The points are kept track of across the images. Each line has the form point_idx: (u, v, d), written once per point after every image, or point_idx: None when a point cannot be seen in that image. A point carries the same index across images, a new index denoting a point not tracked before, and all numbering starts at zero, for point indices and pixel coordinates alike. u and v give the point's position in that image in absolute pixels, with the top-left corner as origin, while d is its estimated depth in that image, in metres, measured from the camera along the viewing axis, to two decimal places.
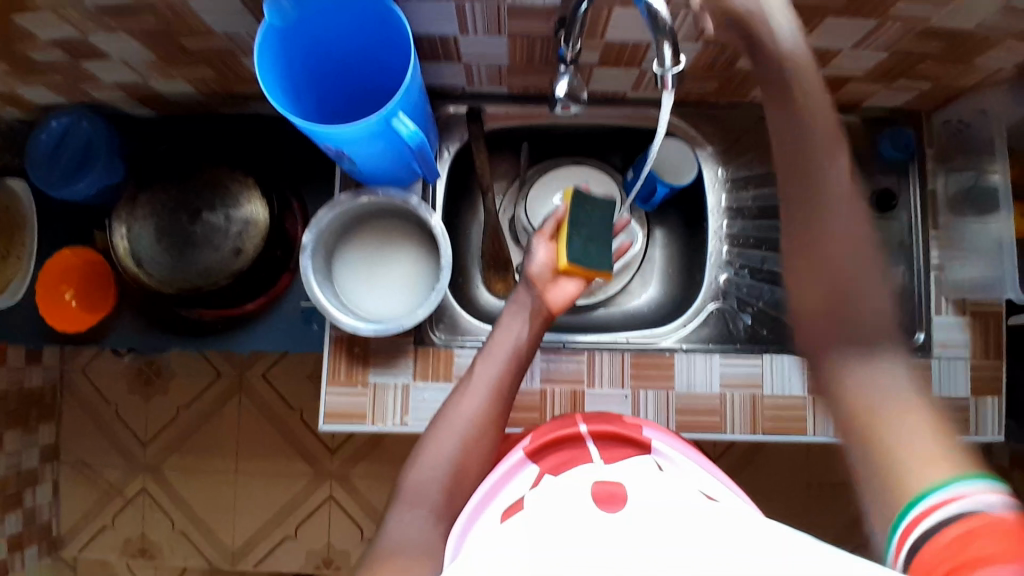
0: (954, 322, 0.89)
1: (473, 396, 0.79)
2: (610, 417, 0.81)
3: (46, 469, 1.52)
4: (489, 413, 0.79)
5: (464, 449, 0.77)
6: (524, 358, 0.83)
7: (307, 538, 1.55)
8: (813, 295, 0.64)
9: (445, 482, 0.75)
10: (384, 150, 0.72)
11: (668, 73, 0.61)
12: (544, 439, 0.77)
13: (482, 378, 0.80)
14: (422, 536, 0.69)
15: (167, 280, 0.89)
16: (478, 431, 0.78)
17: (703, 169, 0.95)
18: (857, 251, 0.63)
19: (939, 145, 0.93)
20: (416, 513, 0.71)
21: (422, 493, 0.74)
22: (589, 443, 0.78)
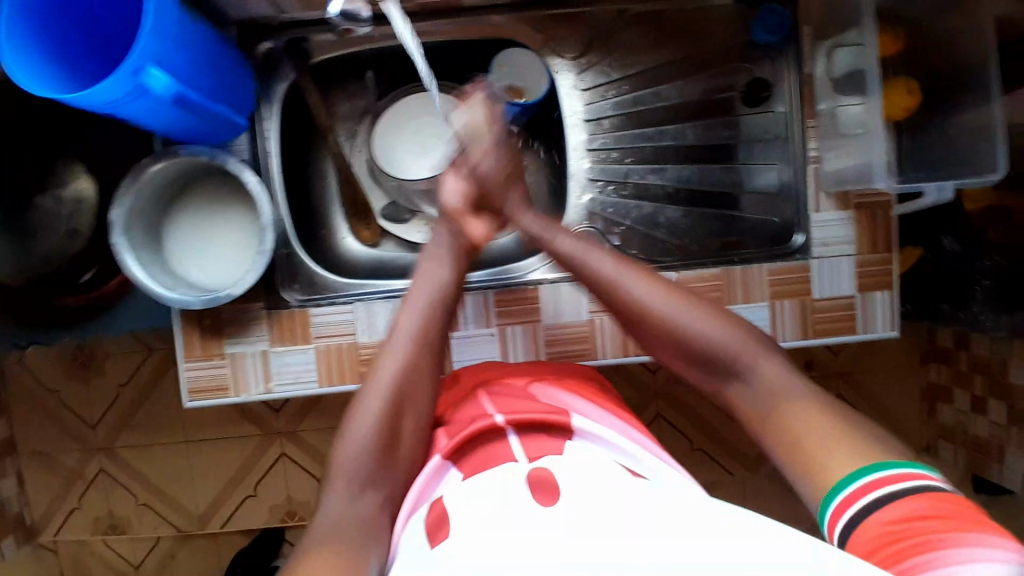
0: (835, 219, 0.83)
1: (396, 353, 0.70)
2: (514, 391, 0.71)
3: (6, 463, 1.46)
4: (421, 367, 0.70)
5: (396, 408, 0.66)
6: (431, 340, 0.72)
7: (267, 494, 1.47)
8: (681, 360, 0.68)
9: (375, 453, 0.64)
10: (167, 107, 0.65)
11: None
12: (459, 438, 0.63)
13: (409, 327, 0.72)
14: (349, 537, 0.57)
15: (11, 271, 0.86)
16: (409, 387, 0.68)
17: (557, 79, 0.88)
18: (682, 312, 0.67)
19: (814, 22, 0.83)
20: (335, 508, 0.61)
21: (342, 479, 0.63)
22: (509, 435, 0.62)
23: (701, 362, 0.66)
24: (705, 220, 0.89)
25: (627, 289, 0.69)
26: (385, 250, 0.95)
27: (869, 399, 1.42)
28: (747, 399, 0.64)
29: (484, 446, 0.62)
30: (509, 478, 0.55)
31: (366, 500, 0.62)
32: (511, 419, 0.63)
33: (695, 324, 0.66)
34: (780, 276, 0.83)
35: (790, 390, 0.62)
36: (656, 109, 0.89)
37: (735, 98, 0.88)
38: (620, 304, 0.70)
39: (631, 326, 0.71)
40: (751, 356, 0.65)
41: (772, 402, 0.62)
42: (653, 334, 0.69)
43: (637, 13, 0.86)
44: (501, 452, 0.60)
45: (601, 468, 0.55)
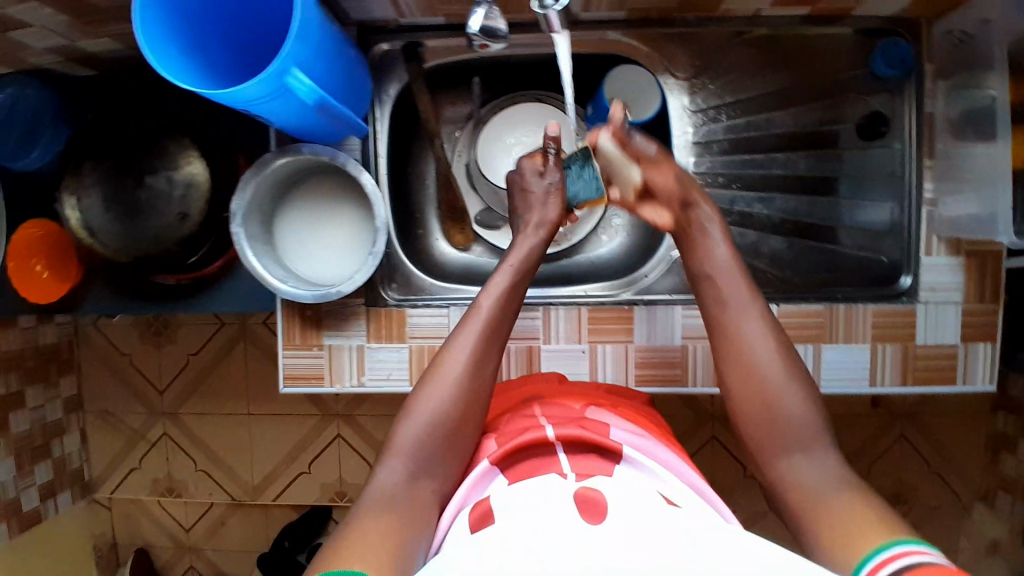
0: (946, 263, 0.81)
1: (470, 335, 0.69)
2: (572, 413, 0.68)
3: (72, 419, 1.50)
4: (490, 356, 0.70)
5: (461, 399, 0.66)
6: (502, 326, 0.72)
7: (322, 472, 1.50)
8: (755, 428, 0.64)
9: (443, 433, 0.65)
10: (310, 110, 0.68)
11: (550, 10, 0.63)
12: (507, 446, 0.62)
13: (483, 313, 0.71)
14: (403, 511, 0.60)
15: (120, 248, 0.90)
16: (477, 377, 0.68)
17: (667, 100, 0.87)
18: (777, 369, 0.64)
19: (936, 62, 0.80)
20: (394, 481, 0.63)
21: (403, 456, 0.64)
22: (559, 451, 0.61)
23: (768, 432, 0.64)
24: (807, 253, 0.88)
25: (725, 315, 0.68)
26: (476, 255, 0.95)
27: (932, 439, 1.38)
28: (806, 472, 0.61)
29: (534, 461, 0.60)
30: (553, 491, 0.54)
31: (424, 481, 0.63)
32: (562, 434, 0.62)
33: (778, 380, 0.64)
34: (883, 318, 0.81)
35: (845, 487, 0.59)
36: (769, 136, 0.89)
37: (845, 129, 0.88)
38: (722, 327, 0.68)
39: (718, 350, 0.68)
40: (816, 438, 0.63)
41: (830, 493, 0.58)
42: (739, 370, 0.66)
43: (753, 37, 0.84)
44: (550, 464, 0.59)
45: (641, 494, 0.55)
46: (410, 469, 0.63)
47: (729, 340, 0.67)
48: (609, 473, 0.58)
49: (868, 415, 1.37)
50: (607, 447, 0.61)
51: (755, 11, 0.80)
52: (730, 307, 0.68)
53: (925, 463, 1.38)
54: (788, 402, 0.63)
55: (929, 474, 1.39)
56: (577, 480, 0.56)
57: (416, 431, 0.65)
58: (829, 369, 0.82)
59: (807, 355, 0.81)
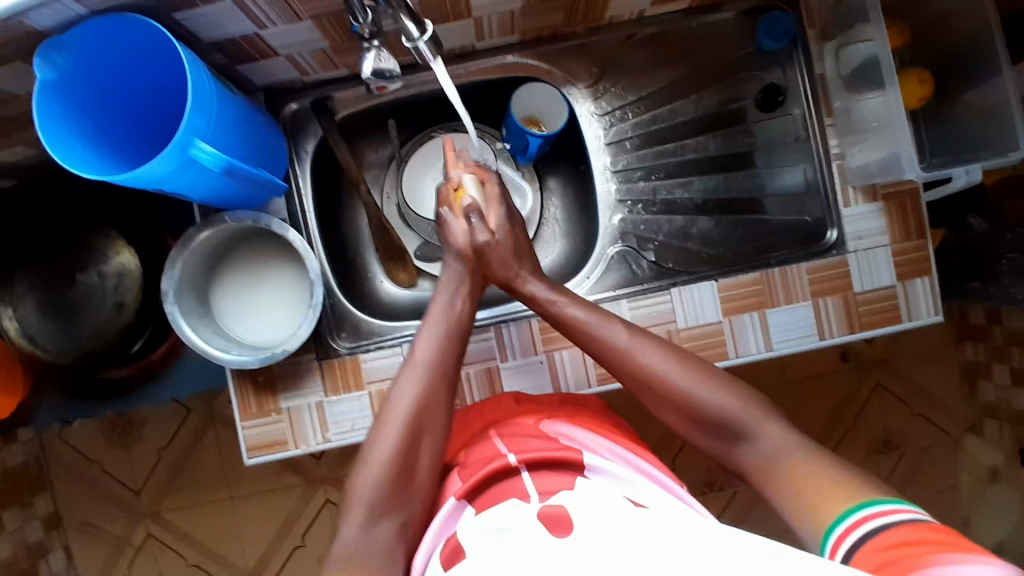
0: (866, 211, 0.84)
1: (411, 379, 0.70)
2: (525, 428, 0.69)
3: (53, 538, 1.44)
4: (438, 394, 0.70)
5: (411, 437, 0.66)
6: (447, 369, 0.73)
7: (317, 543, 1.46)
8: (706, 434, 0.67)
9: (393, 476, 0.63)
10: (222, 178, 0.68)
11: (420, 41, 0.63)
12: (472, 479, 0.61)
13: (425, 356, 0.72)
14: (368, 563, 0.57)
15: (61, 350, 0.87)
16: (424, 416, 0.68)
17: (575, 106, 0.90)
18: (709, 395, 0.66)
19: (819, 24, 0.83)
20: (354, 532, 0.60)
21: (360, 506, 0.62)
22: (524, 475, 0.60)
23: (715, 430, 0.66)
24: (734, 229, 0.90)
25: (633, 357, 0.70)
26: (423, 289, 0.96)
27: (907, 382, 1.40)
28: (760, 458, 0.63)
29: (498, 488, 0.60)
30: (518, 516, 0.55)
31: (384, 528, 0.61)
32: (525, 458, 0.61)
33: (714, 398, 0.66)
34: (819, 274, 0.83)
35: (799, 450, 0.61)
36: (678, 125, 0.91)
37: (748, 106, 0.91)
38: (626, 369, 0.71)
39: (630, 385, 0.72)
40: (754, 419, 0.65)
41: (782, 464, 0.61)
42: (660, 402, 0.69)
43: (646, 35, 0.87)
44: (515, 488, 0.59)
45: (610, 501, 0.55)
46: (366, 517, 0.61)
47: (654, 387, 0.69)
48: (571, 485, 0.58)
49: (840, 372, 1.40)
50: (567, 459, 0.61)
51: (639, 13, 0.83)
52: (643, 352, 0.70)
53: (905, 409, 1.40)
54: (712, 405, 0.66)
55: (911, 420, 1.41)
56: (539, 502, 0.56)
57: (372, 478, 0.63)
58: (777, 334, 0.83)
59: (755, 323, 0.83)
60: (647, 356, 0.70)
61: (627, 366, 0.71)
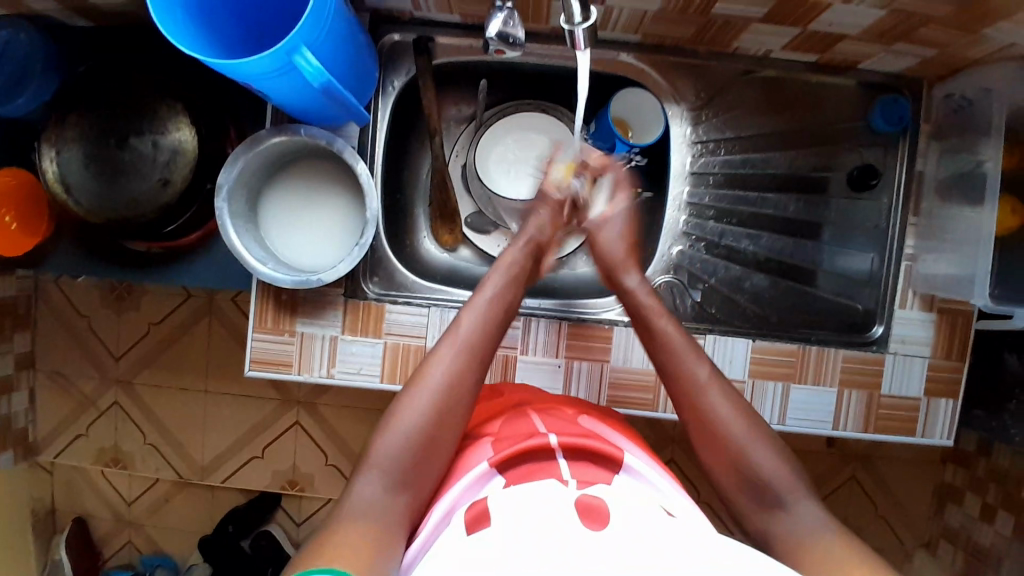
0: (919, 317, 0.83)
1: (449, 354, 0.68)
2: (565, 415, 0.72)
3: (22, 376, 1.44)
4: (469, 376, 0.68)
5: (436, 420, 0.65)
6: (486, 352, 0.70)
7: (275, 459, 1.47)
8: (735, 484, 0.66)
9: (415, 449, 0.64)
10: (316, 93, 0.67)
11: (576, 27, 0.60)
12: (505, 451, 0.62)
13: (465, 335, 0.70)
14: (377, 521, 0.60)
15: (95, 208, 0.85)
16: (452, 396, 0.67)
17: (671, 128, 0.87)
18: (763, 459, 0.65)
19: (933, 122, 0.83)
20: (368, 492, 0.62)
21: (377, 468, 0.63)
22: (559, 458, 0.62)
23: (753, 494, 0.65)
24: (787, 294, 0.89)
25: (708, 395, 0.68)
26: (461, 257, 0.95)
27: (881, 485, 1.40)
28: (791, 528, 0.63)
29: (533, 465, 0.61)
30: (555, 494, 0.55)
31: (398, 496, 0.63)
32: (564, 442, 0.63)
33: (765, 461, 0.65)
34: (855, 364, 0.82)
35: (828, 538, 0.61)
36: (765, 175, 0.89)
37: (834, 178, 0.88)
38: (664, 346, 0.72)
39: (685, 414, 0.70)
40: (754, 442, 0.66)
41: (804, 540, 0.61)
42: (708, 435, 0.67)
43: (763, 76, 0.84)
44: (550, 468, 0.60)
45: (637, 504, 0.56)
46: (383, 482, 0.63)
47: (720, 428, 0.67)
48: (608, 482, 0.60)
49: (823, 454, 1.39)
50: (606, 454, 0.63)
51: (764, 53, 0.82)
52: (714, 393, 0.68)
53: (872, 508, 1.41)
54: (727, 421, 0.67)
55: (874, 519, 1.41)
56: (577, 487, 0.57)
57: (392, 451, 0.64)
58: (795, 408, 0.83)
59: (777, 392, 0.83)
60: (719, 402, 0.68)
61: (693, 392, 0.69)
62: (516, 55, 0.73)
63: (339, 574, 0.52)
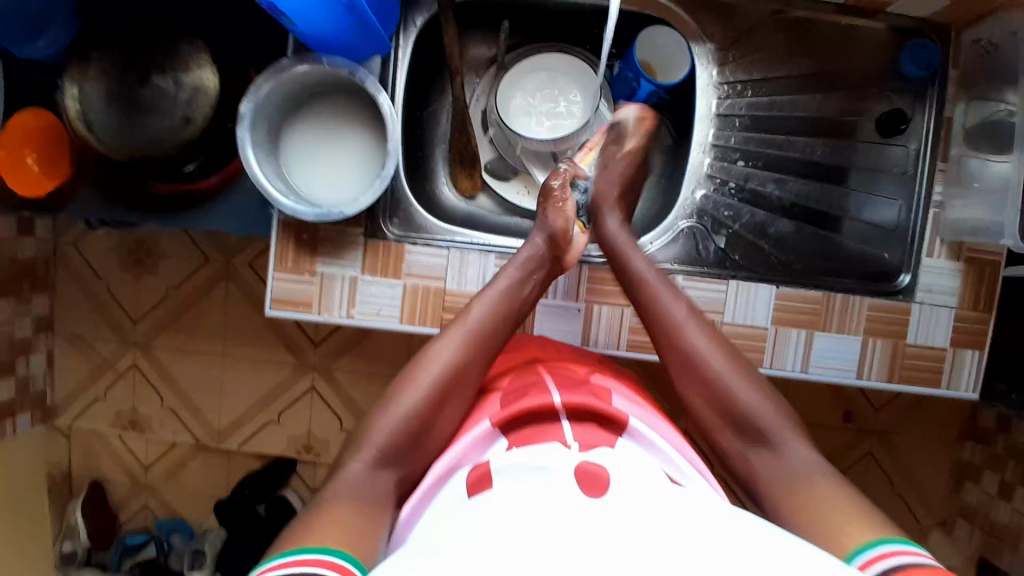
0: (946, 268, 0.81)
1: (456, 338, 0.70)
2: (576, 374, 0.71)
3: (40, 339, 1.45)
4: (476, 365, 0.69)
5: (436, 399, 0.66)
6: (492, 341, 0.71)
7: (288, 423, 1.47)
8: (714, 414, 0.68)
9: (413, 429, 0.64)
10: (340, 13, 0.66)
11: None
12: (512, 410, 0.63)
13: (476, 323, 0.71)
14: (368, 498, 0.59)
15: (116, 146, 0.86)
16: (456, 381, 0.68)
17: (697, 69, 0.86)
18: (748, 395, 0.67)
19: (963, 68, 0.82)
20: (362, 470, 0.62)
21: (374, 446, 0.63)
22: (563, 420, 0.61)
23: (739, 427, 0.66)
24: (811, 240, 0.88)
25: (683, 333, 0.70)
26: (480, 206, 0.94)
27: (898, 462, 1.36)
28: (776, 470, 0.63)
29: (536, 428, 0.61)
30: (557, 459, 0.55)
31: (388, 473, 0.63)
32: (567, 403, 0.63)
33: (751, 396, 0.67)
34: (880, 313, 0.81)
35: (824, 475, 0.60)
36: (792, 119, 0.88)
37: (864, 123, 0.87)
38: (672, 345, 0.71)
39: (664, 359, 0.72)
40: (787, 433, 0.65)
41: (803, 478, 0.60)
42: (689, 377, 0.69)
43: (792, 18, 0.84)
44: (554, 432, 0.60)
45: (647, 473, 0.55)
46: (377, 459, 0.63)
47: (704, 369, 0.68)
48: (611, 445, 0.59)
49: (839, 430, 1.35)
50: (613, 419, 0.62)
51: None
52: (689, 328, 0.71)
53: (890, 487, 1.36)
54: (755, 408, 0.66)
55: (890, 499, 1.37)
56: (580, 451, 0.57)
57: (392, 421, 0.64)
58: (819, 356, 0.81)
59: (800, 339, 0.81)
60: (696, 336, 0.70)
61: (670, 335, 0.71)
62: None
63: (331, 551, 0.49)
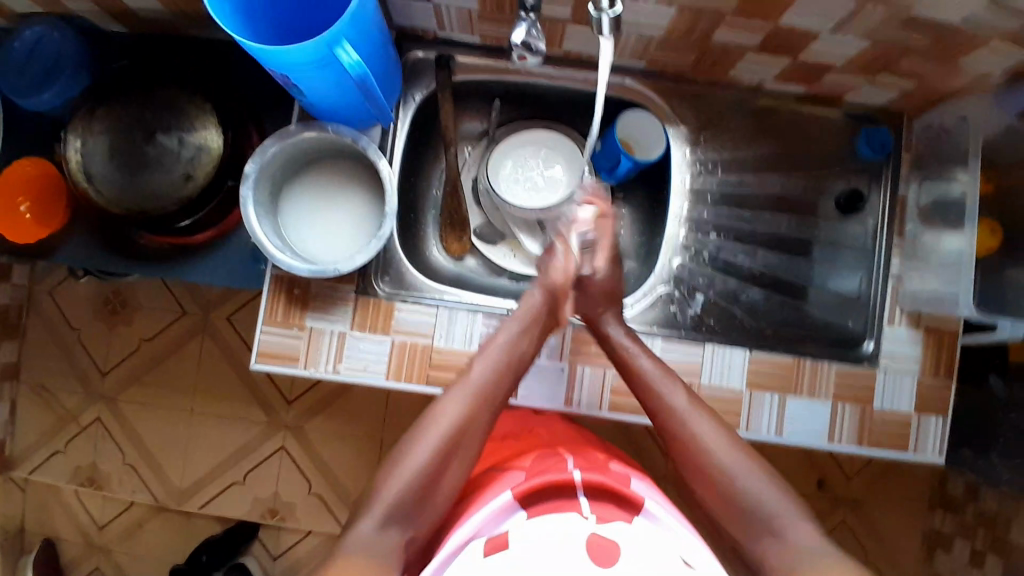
0: (905, 335, 0.87)
1: (460, 398, 0.71)
2: (596, 462, 0.73)
3: (4, 388, 1.41)
4: (480, 419, 0.71)
5: (446, 452, 0.68)
6: (498, 393, 0.73)
7: (256, 485, 1.42)
8: (721, 508, 0.67)
9: (421, 486, 0.66)
10: (350, 87, 0.71)
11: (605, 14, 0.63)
12: (533, 483, 0.64)
13: (478, 380, 0.73)
14: (377, 559, 0.60)
15: (115, 200, 0.88)
16: (464, 438, 0.69)
17: (672, 148, 0.93)
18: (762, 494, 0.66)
19: (915, 150, 0.90)
20: (369, 528, 0.63)
21: (384, 502, 0.64)
22: (581, 497, 0.63)
23: (743, 519, 0.66)
24: (779, 308, 0.93)
25: (687, 422, 0.71)
26: (467, 266, 0.98)
27: (871, 531, 1.38)
28: (783, 558, 0.62)
29: (554, 503, 0.63)
30: (572, 535, 0.58)
31: (396, 532, 0.64)
32: (585, 481, 0.64)
33: (756, 487, 0.66)
34: (846, 378, 0.85)
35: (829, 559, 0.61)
36: (759, 196, 0.95)
37: (824, 202, 0.94)
38: (680, 442, 0.71)
39: (679, 463, 0.71)
40: (789, 517, 0.65)
41: (803, 568, 0.61)
42: (694, 469, 0.69)
43: (758, 106, 0.92)
44: (571, 505, 0.62)
45: (658, 556, 0.58)
46: (384, 515, 0.64)
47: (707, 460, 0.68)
48: (627, 521, 0.61)
49: (811, 497, 1.37)
50: (627, 497, 0.63)
51: (759, 83, 0.89)
52: (693, 420, 0.71)
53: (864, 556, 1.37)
54: (755, 494, 0.66)
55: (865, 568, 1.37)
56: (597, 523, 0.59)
57: (403, 478, 0.66)
58: (791, 420, 0.85)
59: (773, 403, 0.84)
60: (700, 427, 0.71)
61: (676, 441, 0.72)
62: (536, 64, 0.74)
63: None
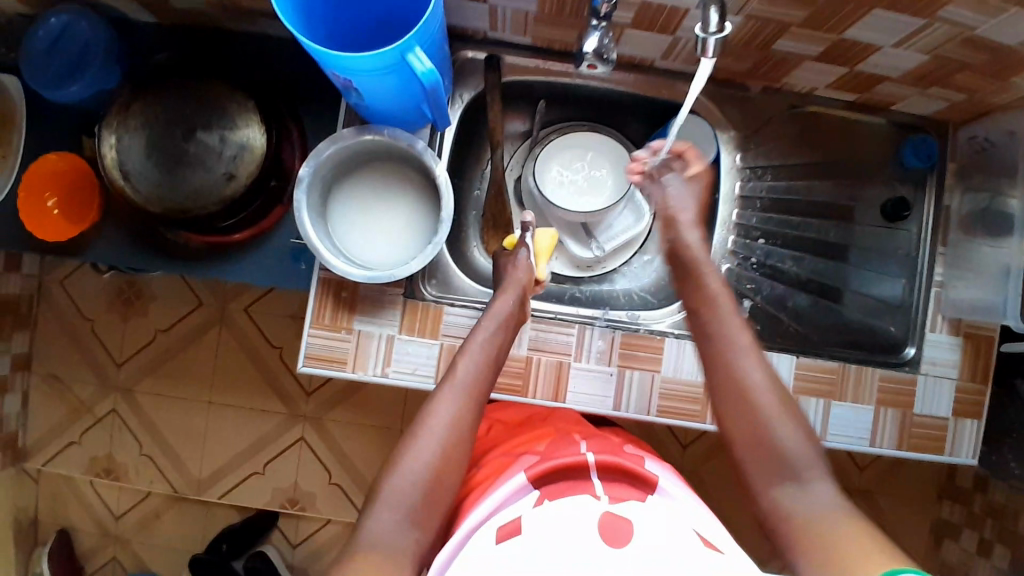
0: (947, 342, 0.87)
1: (449, 399, 0.71)
2: (613, 446, 0.76)
3: (17, 379, 1.39)
4: (467, 422, 0.71)
5: (440, 458, 0.68)
6: (482, 394, 0.74)
7: (275, 476, 1.42)
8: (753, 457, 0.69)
9: (422, 487, 0.66)
10: (412, 96, 0.71)
11: (710, 38, 0.62)
12: (542, 468, 0.66)
13: (463, 380, 0.73)
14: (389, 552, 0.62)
15: (154, 199, 0.85)
16: (457, 440, 0.70)
17: (720, 154, 0.93)
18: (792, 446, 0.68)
19: (959, 160, 0.90)
20: (380, 526, 0.64)
21: (390, 503, 0.65)
22: (593, 475, 0.66)
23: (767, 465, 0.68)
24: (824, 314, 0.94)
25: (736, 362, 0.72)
26: None
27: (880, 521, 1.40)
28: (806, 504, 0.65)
29: (568, 481, 0.66)
30: (586, 508, 0.60)
31: (411, 531, 0.64)
32: (597, 461, 0.67)
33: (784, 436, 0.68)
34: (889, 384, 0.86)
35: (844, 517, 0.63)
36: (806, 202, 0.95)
37: (868, 210, 0.95)
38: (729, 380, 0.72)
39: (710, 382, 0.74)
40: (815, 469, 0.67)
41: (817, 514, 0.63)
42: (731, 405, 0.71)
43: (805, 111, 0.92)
44: (585, 485, 0.65)
45: (677, 528, 0.59)
46: (392, 514, 0.65)
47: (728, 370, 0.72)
48: (642, 499, 0.64)
49: None
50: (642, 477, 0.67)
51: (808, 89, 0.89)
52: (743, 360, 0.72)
53: None
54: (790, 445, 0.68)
55: None
56: (609, 503, 0.61)
57: (403, 477, 0.66)
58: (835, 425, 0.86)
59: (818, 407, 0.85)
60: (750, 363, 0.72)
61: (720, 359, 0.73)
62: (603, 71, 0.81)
63: None
